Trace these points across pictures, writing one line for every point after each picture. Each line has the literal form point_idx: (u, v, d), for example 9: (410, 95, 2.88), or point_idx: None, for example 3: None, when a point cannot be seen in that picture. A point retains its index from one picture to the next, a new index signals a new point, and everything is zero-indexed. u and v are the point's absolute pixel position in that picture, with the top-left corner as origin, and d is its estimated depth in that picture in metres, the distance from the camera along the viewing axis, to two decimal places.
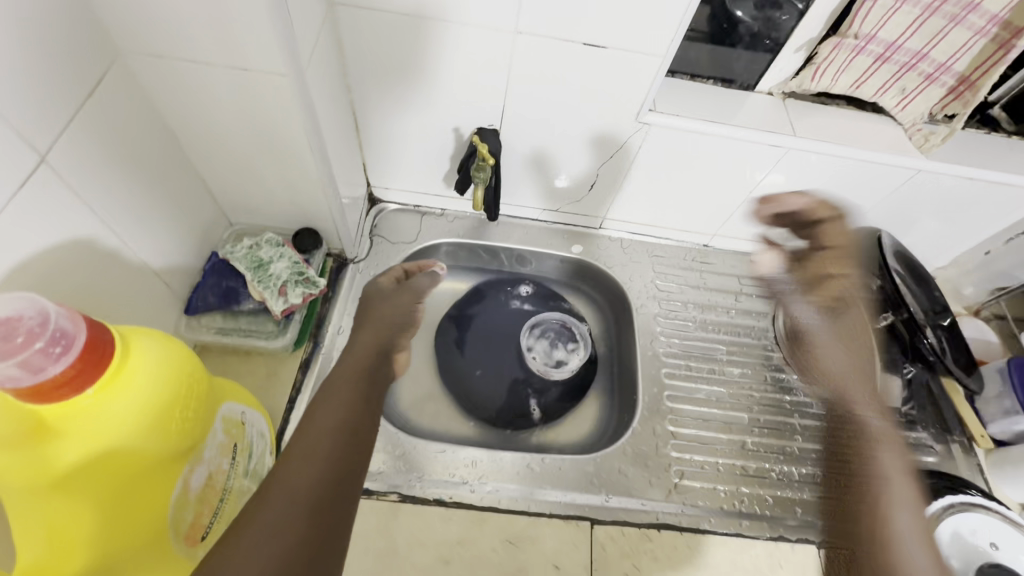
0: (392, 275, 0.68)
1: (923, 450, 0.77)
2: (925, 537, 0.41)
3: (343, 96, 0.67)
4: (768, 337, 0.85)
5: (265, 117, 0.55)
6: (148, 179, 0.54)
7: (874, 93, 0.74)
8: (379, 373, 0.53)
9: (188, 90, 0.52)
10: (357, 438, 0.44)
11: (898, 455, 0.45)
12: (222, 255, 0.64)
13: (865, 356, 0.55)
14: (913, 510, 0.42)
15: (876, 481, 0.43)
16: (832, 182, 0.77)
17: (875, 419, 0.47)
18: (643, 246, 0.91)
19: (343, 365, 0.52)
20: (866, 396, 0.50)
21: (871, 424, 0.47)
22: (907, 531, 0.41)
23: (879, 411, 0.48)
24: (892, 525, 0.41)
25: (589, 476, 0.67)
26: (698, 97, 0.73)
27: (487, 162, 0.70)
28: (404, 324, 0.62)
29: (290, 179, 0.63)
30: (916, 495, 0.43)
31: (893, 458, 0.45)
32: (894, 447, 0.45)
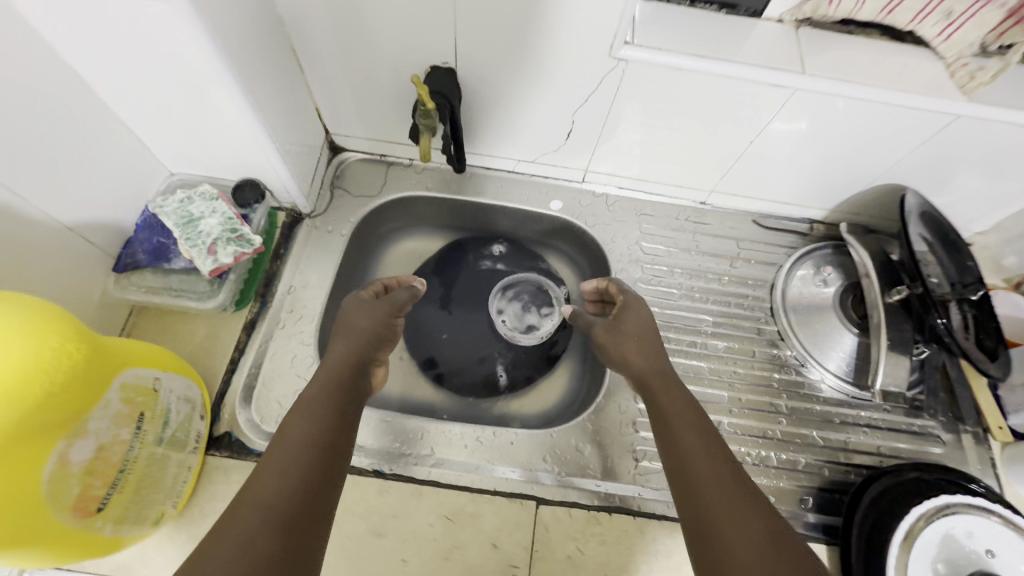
0: (369, 290, 0.66)
1: (926, 440, 0.69)
2: (718, 463, 0.45)
3: (277, 30, 0.59)
4: (763, 309, 0.77)
5: (165, 56, 0.47)
6: (40, 127, 0.49)
7: (911, 21, 0.60)
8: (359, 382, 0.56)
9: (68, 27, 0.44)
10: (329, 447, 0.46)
11: (687, 407, 0.51)
12: (151, 208, 0.60)
13: (656, 337, 0.59)
14: (705, 443, 0.47)
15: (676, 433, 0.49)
16: (850, 130, 0.65)
17: (662, 388, 0.54)
18: (631, 203, 0.83)
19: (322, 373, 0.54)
20: (655, 368, 0.56)
21: (659, 392, 0.54)
22: (709, 466, 0.45)
23: (663, 377, 0.55)
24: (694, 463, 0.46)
25: (542, 453, 0.63)
26: (690, 27, 0.62)
27: (428, 107, 0.62)
28: (383, 336, 0.62)
29: (218, 126, 0.58)
30: (704, 433, 0.48)
31: (682, 413, 0.51)
32: (679, 402, 0.52)
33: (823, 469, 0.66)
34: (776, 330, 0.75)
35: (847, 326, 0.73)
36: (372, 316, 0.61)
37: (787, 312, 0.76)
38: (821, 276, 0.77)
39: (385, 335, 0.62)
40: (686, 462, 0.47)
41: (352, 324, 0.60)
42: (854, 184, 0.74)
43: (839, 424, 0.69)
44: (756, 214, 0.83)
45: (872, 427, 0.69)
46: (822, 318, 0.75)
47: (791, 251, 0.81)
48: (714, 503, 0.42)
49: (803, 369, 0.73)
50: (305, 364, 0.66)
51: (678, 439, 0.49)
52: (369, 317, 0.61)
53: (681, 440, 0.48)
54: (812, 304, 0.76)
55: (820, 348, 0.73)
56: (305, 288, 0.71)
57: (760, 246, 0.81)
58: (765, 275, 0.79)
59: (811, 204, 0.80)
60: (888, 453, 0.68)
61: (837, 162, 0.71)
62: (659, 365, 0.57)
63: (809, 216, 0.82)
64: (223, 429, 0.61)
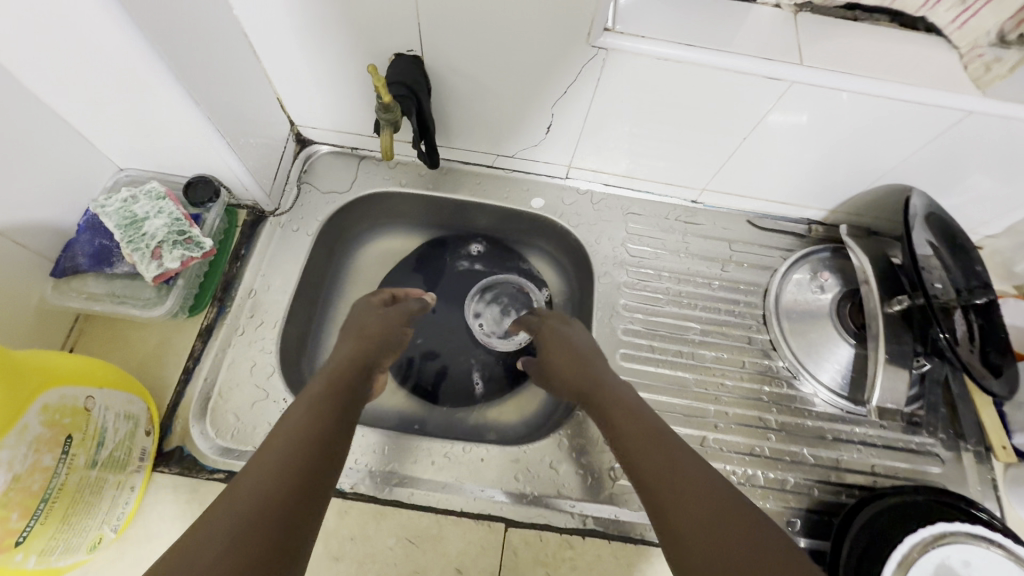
0: (380, 296, 0.68)
1: (925, 459, 0.65)
2: (664, 449, 0.45)
3: (226, 14, 0.54)
4: (755, 316, 0.72)
5: (85, 39, 0.43)
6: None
7: (921, 5, 0.55)
8: (361, 386, 0.55)
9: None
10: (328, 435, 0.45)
11: (629, 404, 0.52)
12: (93, 209, 0.55)
13: (585, 347, 0.61)
14: (650, 434, 0.47)
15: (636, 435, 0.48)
16: (852, 127, 0.60)
17: (603, 391, 0.55)
18: (618, 201, 0.78)
19: (326, 373, 0.53)
20: (591, 377, 0.57)
21: (599, 395, 0.55)
22: (655, 454, 0.45)
23: (605, 381, 0.56)
24: (642, 455, 0.46)
25: (514, 469, 0.60)
26: (678, 12, 0.56)
27: (384, 101, 0.56)
28: (390, 344, 0.63)
29: (162, 120, 0.53)
30: (648, 427, 0.49)
31: (625, 412, 0.51)
32: (620, 403, 0.53)
33: (813, 490, 0.62)
34: (768, 339, 0.71)
35: (843, 336, 0.69)
36: (383, 321, 0.63)
37: (780, 319, 0.71)
38: (818, 282, 0.73)
39: (393, 337, 0.63)
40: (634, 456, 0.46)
41: (367, 327, 0.62)
42: (855, 183, 0.69)
43: (832, 441, 0.66)
44: (751, 214, 0.78)
45: (867, 444, 0.66)
46: (817, 326, 0.71)
47: (787, 254, 0.76)
48: (665, 487, 0.42)
49: (795, 381, 0.69)
50: (264, 373, 0.62)
51: (623, 435, 0.49)
52: (381, 318, 0.64)
53: (624, 436, 0.49)
54: (808, 312, 0.71)
55: (813, 358, 0.69)
56: (267, 291, 0.67)
57: (754, 248, 0.76)
58: (758, 279, 0.74)
59: (809, 204, 0.75)
60: (882, 472, 0.64)
61: (836, 160, 0.66)
62: (595, 372, 0.58)
63: (807, 217, 0.77)
64: (174, 444, 0.57)
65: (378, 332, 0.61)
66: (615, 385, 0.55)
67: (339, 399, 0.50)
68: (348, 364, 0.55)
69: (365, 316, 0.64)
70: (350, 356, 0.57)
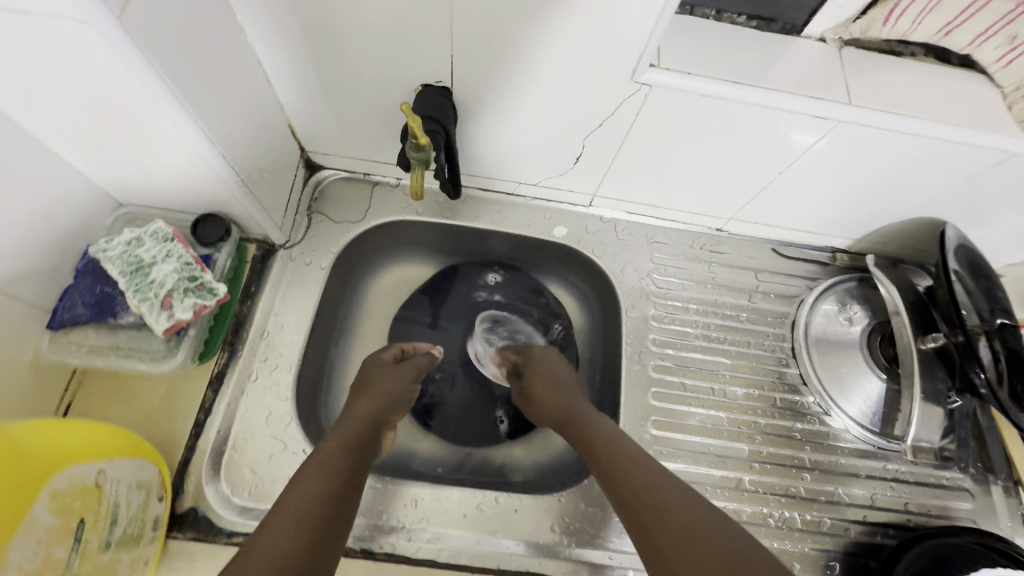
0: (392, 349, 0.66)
1: (955, 495, 0.65)
2: (642, 476, 0.44)
3: (237, 41, 0.50)
4: (784, 348, 0.71)
5: (92, 77, 0.39)
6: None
7: (969, 43, 0.53)
8: (373, 442, 0.53)
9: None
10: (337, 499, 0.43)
11: (604, 429, 0.52)
12: (94, 252, 0.50)
13: (565, 381, 0.61)
14: (626, 454, 0.48)
15: (621, 463, 0.47)
16: (891, 163, 0.59)
17: (581, 418, 0.55)
18: (642, 229, 0.76)
19: (338, 430, 0.52)
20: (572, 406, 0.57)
21: (577, 423, 0.55)
22: (631, 476, 0.45)
23: (584, 409, 0.56)
24: (619, 476, 0.46)
25: (552, 522, 0.59)
26: (720, 45, 0.54)
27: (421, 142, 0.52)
28: (403, 401, 0.60)
29: (171, 157, 0.49)
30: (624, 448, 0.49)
31: (598, 436, 0.51)
32: (593, 429, 0.52)
33: (849, 530, 0.62)
34: (798, 373, 0.69)
35: (873, 369, 0.68)
36: (394, 381, 0.60)
37: (810, 351, 0.70)
38: (846, 314, 0.72)
39: (402, 398, 0.60)
40: (620, 486, 0.45)
41: (379, 387, 0.59)
42: (886, 213, 0.68)
43: (864, 478, 0.65)
44: (775, 242, 0.77)
45: (900, 481, 0.65)
46: (848, 359, 0.70)
47: (813, 284, 0.75)
48: (654, 517, 0.40)
49: (824, 416, 0.68)
50: (281, 423, 0.59)
51: (611, 469, 0.47)
52: (391, 380, 0.60)
53: (611, 466, 0.47)
54: (837, 344, 0.70)
55: (842, 391, 0.68)
56: (280, 331, 0.63)
57: (780, 278, 0.75)
58: (785, 310, 0.73)
59: (835, 233, 0.74)
60: (916, 510, 0.64)
61: (869, 192, 0.65)
62: (576, 401, 0.58)
63: (831, 245, 0.76)
64: (187, 504, 0.53)
65: (392, 390, 0.59)
66: (590, 413, 0.55)
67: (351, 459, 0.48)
68: (363, 424, 0.53)
69: (377, 370, 0.61)
70: (364, 414, 0.54)
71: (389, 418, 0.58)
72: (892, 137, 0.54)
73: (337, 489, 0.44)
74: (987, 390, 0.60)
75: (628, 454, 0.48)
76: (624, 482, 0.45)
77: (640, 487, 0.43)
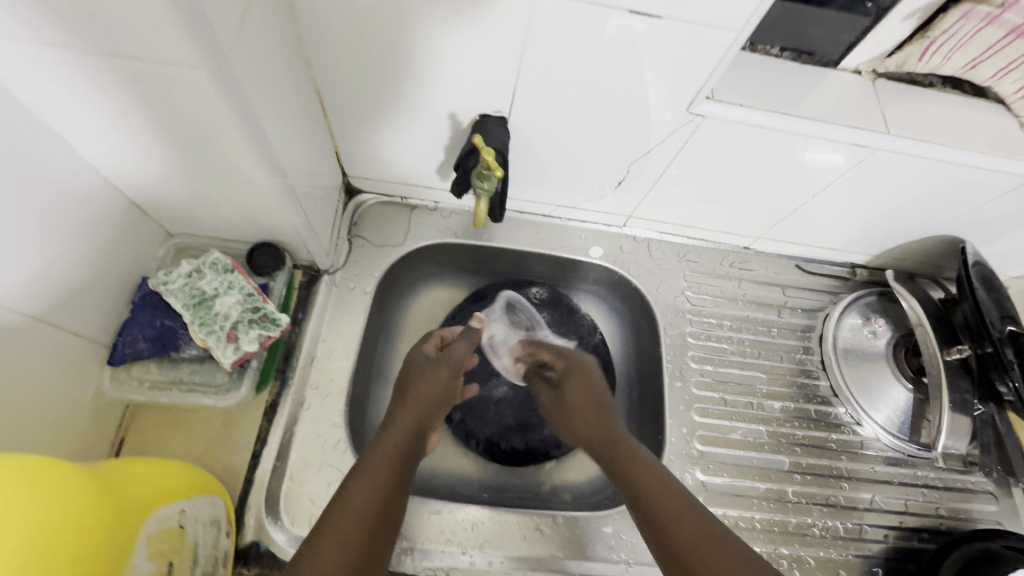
0: (431, 341, 0.66)
1: (978, 497, 0.69)
2: (671, 495, 0.50)
3: (302, 73, 0.50)
4: (814, 362, 0.74)
5: (184, 117, 0.39)
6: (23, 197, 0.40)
7: (992, 75, 0.57)
8: (416, 448, 0.55)
9: (50, 81, 0.37)
10: (385, 515, 0.47)
11: (643, 453, 0.56)
12: (153, 284, 0.50)
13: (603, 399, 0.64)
14: (666, 484, 0.52)
15: (648, 480, 0.52)
16: (920, 187, 0.62)
17: (615, 438, 0.59)
18: (674, 248, 0.78)
19: (380, 441, 0.53)
20: (607, 428, 0.61)
21: (607, 440, 0.59)
22: (663, 497, 0.50)
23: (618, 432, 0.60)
24: (651, 504, 0.50)
25: (607, 539, 0.61)
26: (766, 77, 0.56)
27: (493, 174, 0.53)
28: (443, 402, 0.61)
29: (237, 190, 0.48)
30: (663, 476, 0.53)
31: (635, 459, 0.55)
32: (631, 453, 0.56)
33: (886, 536, 0.65)
34: (829, 386, 0.72)
35: (899, 379, 0.72)
36: (439, 383, 0.61)
37: (840, 363, 0.73)
38: (871, 327, 0.75)
39: (445, 399, 0.61)
40: (648, 500, 0.51)
41: (423, 392, 0.59)
42: (906, 232, 0.72)
43: (897, 485, 0.68)
44: (799, 258, 0.80)
45: (930, 487, 0.68)
46: (875, 370, 0.73)
47: (836, 298, 0.79)
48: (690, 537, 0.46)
49: (856, 426, 0.71)
50: (336, 451, 0.58)
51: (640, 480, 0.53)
52: (437, 382, 0.61)
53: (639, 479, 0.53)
54: (864, 356, 0.74)
55: (870, 401, 0.71)
56: (329, 357, 0.62)
57: (805, 293, 0.78)
58: (812, 325, 0.76)
59: (856, 250, 0.77)
60: (947, 514, 0.67)
61: (894, 213, 0.68)
62: (609, 419, 0.62)
63: (851, 261, 0.80)
64: (249, 538, 0.53)
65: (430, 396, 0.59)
66: (625, 435, 0.59)
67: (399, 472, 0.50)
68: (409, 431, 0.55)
69: (419, 372, 0.61)
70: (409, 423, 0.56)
71: (432, 422, 0.59)
72: (925, 164, 0.58)
73: (388, 502, 0.47)
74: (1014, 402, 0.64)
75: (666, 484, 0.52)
76: (662, 513, 0.49)
77: (678, 521, 0.48)
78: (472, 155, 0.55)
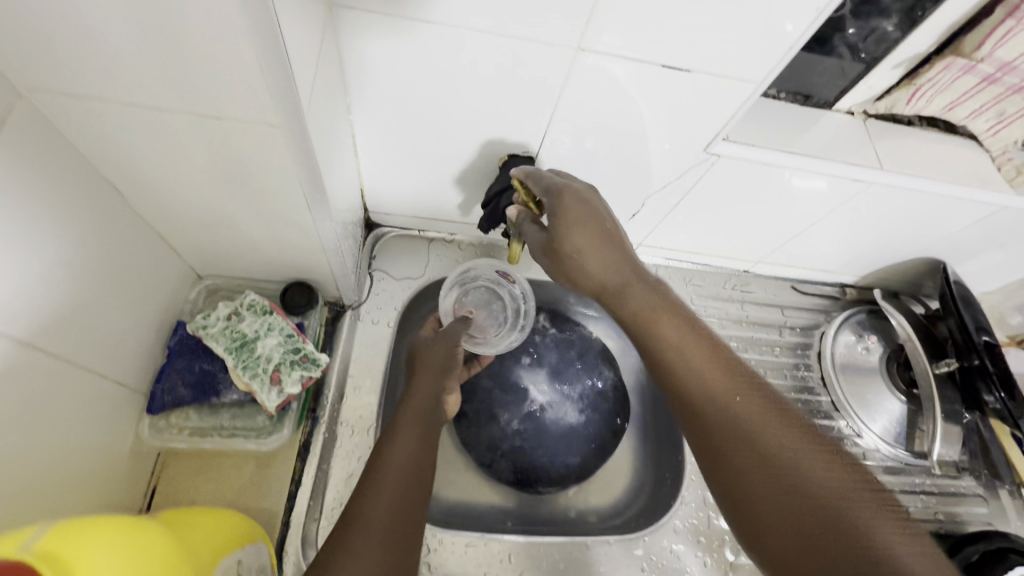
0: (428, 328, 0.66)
1: (971, 500, 0.74)
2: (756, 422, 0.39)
3: (343, 118, 0.52)
4: (814, 378, 0.79)
5: (246, 166, 0.40)
6: (78, 242, 0.40)
7: (965, 116, 0.63)
8: (436, 415, 0.58)
9: (117, 133, 0.38)
10: (415, 484, 0.49)
11: (792, 428, 0.39)
12: (192, 329, 0.53)
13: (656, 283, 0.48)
14: (854, 494, 0.35)
15: (718, 390, 0.41)
16: (908, 216, 0.68)
17: (703, 359, 0.43)
18: (681, 273, 0.82)
19: (403, 413, 0.55)
20: (676, 323, 0.45)
21: (681, 343, 0.44)
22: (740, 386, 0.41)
23: (735, 390, 0.41)
24: (702, 399, 0.41)
25: (638, 561, 0.62)
26: (770, 118, 0.61)
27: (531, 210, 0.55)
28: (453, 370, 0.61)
29: (280, 231, 0.49)
30: (836, 466, 0.37)
31: (765, 456, 0.37)
32: (750, 450, 0.38)
33: None
34: (831, 401, 0.77)
35: (893, 392, 0.77)
36: (445, 348, 0.61)
37: (839, 378, 0.78)
38: (864, 344, 0.80)
39: (453, 364, 0.61)
40: (704, 419, 0.41)
41: (428, 362, 0.60)
42: (892, 254, 0.78)
43: (898, 493, 0.73)
44: (794, 280, 0.85)
45: (927, 493, 0.73)
46: (870, 384, 0.78)
47: (830, 316, 0.84)
48: (737, 447, 0.38)
49: (857, 437, 0.75)
50: None
51: (705, 384, 0.42)
52: (446, 347, 0.62)
53: (684, 372, 0.43)
54: (860, 371, 0.79)
55: (867, 412, 0.76)
56: (357, 393, 0.62)
57: (803, 313, 0.83)
58: (812, 343, 0.81)
59: (847, 271, 0.83)
60: (946, 518, 0.72)
61: (884, 238, 0.74)
62: (710, 377, 0.42)
63: (841, 281, 0.85)
64: None
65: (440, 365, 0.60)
66: (683, 336, 0.44)
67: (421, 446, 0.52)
68: (422, 404, 0.57)
69: (423, 348, 0.62)
70: (418, 396, 0.57)
71: (446, 387, 0.60)
72: (916, 196, 0.63)
73: (414, 465, 0.50)
74: (1003, 409, 0.70)
75: (845, 498, 0.35)
76: (737, 466, 0.38)
77: (763, 494, 0.36)
78: (506, 195, 0.58)
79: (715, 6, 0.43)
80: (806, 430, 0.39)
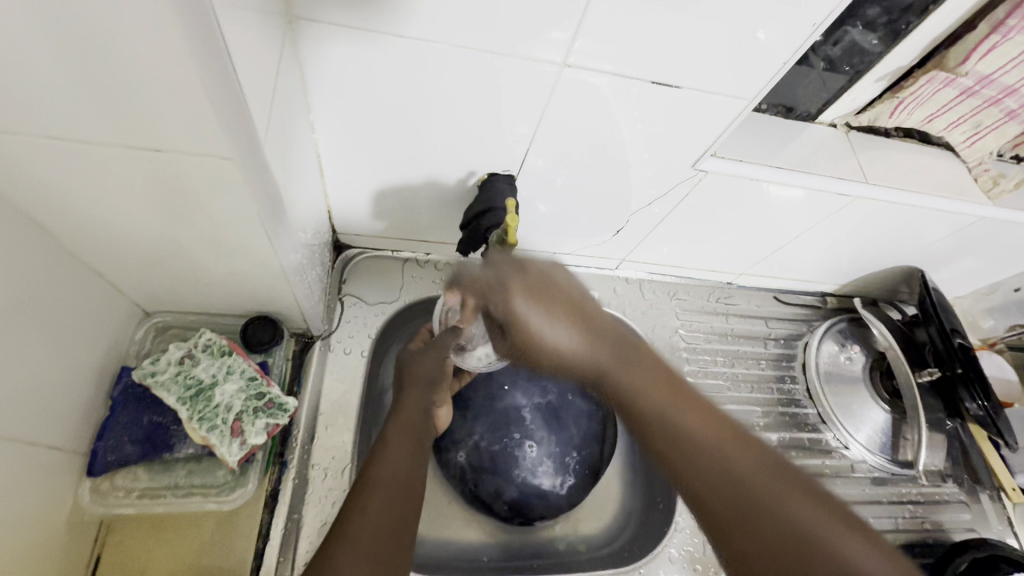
0: (417, 339, 0.62)
1: (956, 508, 0.74)
2: (763, 499, 0.34)
3: (306, 137, 0.48)
4: (800, 390, 0.78)
5: (197, 200, 0.36)
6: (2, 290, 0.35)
7: (943, 128, 0.64)
8: (427, 430, 0.55)
9: (37, 167, 0.33)
10: (408, 495, 0.48)
11: (807, 504, 0.34)
12: (137, 378, 0.48)
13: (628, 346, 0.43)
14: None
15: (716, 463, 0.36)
16: (890, 227, 0.68)
17: (697, 435, 0.37)
18: (665, 287, 0.80)
19: (394, 422, 0.53)
20: (662, 395, 0.39)
21: (668, 419, 0.38)
22: (739, 456, 0.36)
23: (739, 467, 0.36)
24: (702, 479, 0.36)
25: None
26: (754, 132, 0.59)
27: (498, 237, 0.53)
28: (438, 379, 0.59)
29: (240, 265, 0.44)
30: (838, 526, 0.33)
31: (781, 543, 0.33)
32: (763, 537, 0.33)
33: None
34: (817, 413, 0.76)
35: (876, 402, 0.77)
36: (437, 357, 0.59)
37: (825, 390, 0.77)
38: (847, 353, 0.80)
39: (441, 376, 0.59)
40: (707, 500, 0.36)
41: (419, 370, 0.58)
42: (871, 264, 0.78)
43: (887, 504, 0.73)
44: (776, 291, 0.84)
45: (914, 502, 0.73)
46: (855, 395, 0.77)
47: (812, 326, 0.83)
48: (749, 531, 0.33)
49: (844, 449, 0.74)
50: None
51: (701, 459, 0.36)
52: (435, 358, 0.59)
53: (676, 449, 0.37)
54: (844, 381, 0.78)
55: (853, 423, 0.75)
56: (329, 432, 0.57)
57: (786, 324, 0.83)
58: (796, 355, 0.80)
59: (824, 281, 0.83)
60: (933, 527, 0.72)
61: (863, 250, 0.74)
62: (701, 452, 0.37)
63: (821, 290, 0.85)
64: None
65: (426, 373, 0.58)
66: (670, 407, 0.39)
67: (413, 456, 0.51)
68: (411, 411, 0.55)
69: (408, 358, 0.59)
70: (409, 404, 0.56)
71: (436, 399, 0.58)
72: (900, 207, 0.62)
73: (406, 475, 0.48)
74: (983, 414, 0.69)
75: None
76: (752, 551, 0.33)
77: None
78: (484, 218, 0.53)
79: (707, 21, 0.41)
80: (803, 486, 0.35)
